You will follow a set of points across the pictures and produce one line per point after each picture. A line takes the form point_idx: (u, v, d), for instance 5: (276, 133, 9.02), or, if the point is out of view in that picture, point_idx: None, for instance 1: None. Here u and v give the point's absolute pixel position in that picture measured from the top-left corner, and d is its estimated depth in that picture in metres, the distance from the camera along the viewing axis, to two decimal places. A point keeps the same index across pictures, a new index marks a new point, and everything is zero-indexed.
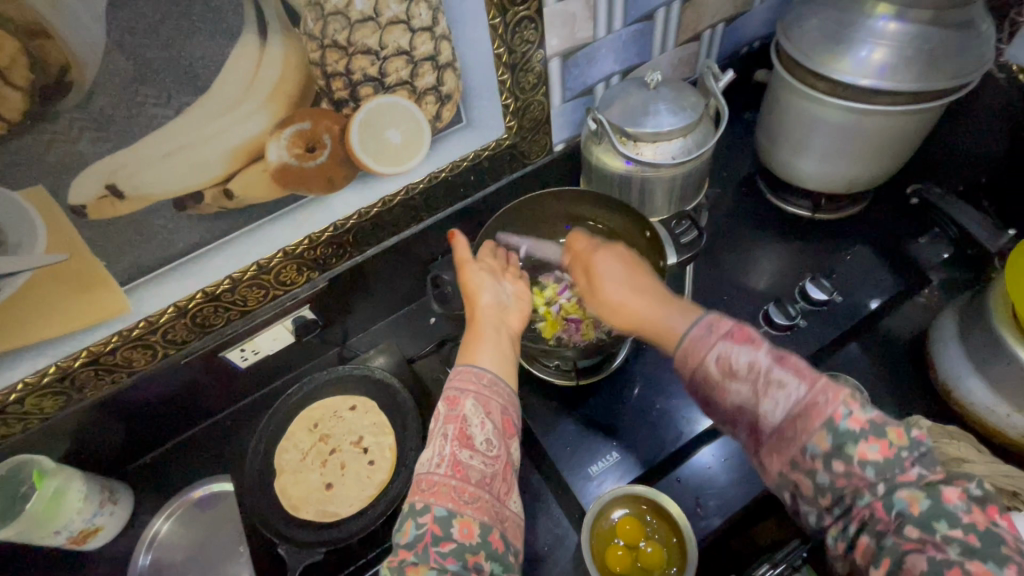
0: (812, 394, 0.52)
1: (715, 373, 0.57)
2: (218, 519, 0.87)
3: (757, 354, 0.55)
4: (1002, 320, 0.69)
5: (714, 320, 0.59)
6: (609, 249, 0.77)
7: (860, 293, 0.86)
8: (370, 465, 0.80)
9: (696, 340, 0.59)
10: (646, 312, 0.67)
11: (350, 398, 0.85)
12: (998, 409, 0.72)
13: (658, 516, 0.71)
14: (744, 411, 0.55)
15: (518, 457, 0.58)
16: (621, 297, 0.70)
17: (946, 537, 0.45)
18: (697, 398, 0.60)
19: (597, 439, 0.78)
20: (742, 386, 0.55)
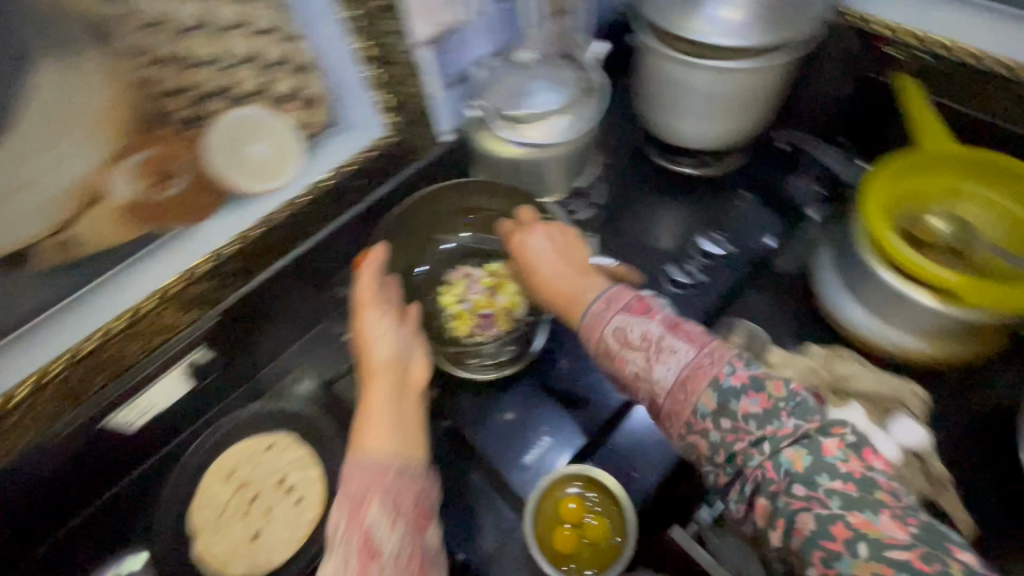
0: (699, 357, 0.56)
1: (613, 345, 0.60)
2: None
3: (650, 324, 0.59)
4: (863, 243, 0.75)
5: (619, 293, 0.63)
6: (535, 227, 0.75)
7: (749, 241, 0.93)
8: (298, 503, 0.74)
9: (597, 315, 0.62)
10: (560, 287, 0.69)
11: (267, 436, 0.79)
12: (874, 325, 0.79)
13: (598, 489, 0.72)
14: (641, 378, 0.58)
15: (434, 543, 0.55)
16: (541, 269, 0.71)
17: (828, 491, 0.48)
18: (604, 372, 0.63)
19: (527, 428, 0.78)
20: (638, 360, 0.58)
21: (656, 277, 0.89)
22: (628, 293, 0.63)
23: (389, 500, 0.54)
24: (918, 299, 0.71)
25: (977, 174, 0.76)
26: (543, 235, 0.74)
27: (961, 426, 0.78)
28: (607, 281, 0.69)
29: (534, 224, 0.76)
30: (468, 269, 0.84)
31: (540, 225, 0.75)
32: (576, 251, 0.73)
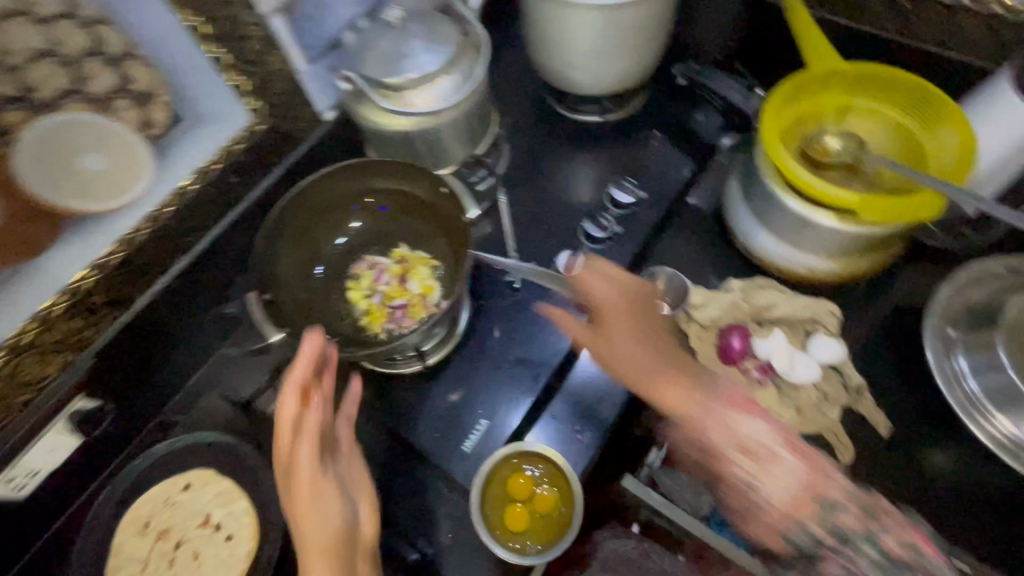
0: (810, 476, 0.59)
1: (717, 445, 0.64)
2: None
3: (759, 427, 0.64)
4: (768, 174, 0.75)
5: (728, 422, 0.64)
6: (620, 318, 0.72)
7: (661, 181, 0.90)
8: (228, 541, 0.68)
9: (699, 410, 0.66)
10: (647, 367, 0.69)
11: (181, 476, 0.72)
12: (784, 253, 0.81)
13: (544, 461, 0.71)
14: (748, 486, 0.61)
15: None
16: (623, 349, 0.71)
17: (862, 551, 0.55)
18: (698, 454, 0.66)
19: (461, 414, 0.74)
20: (750, 456, 0.62)
21: (573, 234, 0.86)
22: (733, 414, 0.65)
23: None
24: (824, 222, 0.72)
25: (865, 86, 0.76)
26: (620, 320, 0.73)
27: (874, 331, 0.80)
28: (723, 387, 0.68)
29: (606, 281, 0.74)
30: (374, 258, 0.76)
31: (629, 311, 0.73)
32: (658, 342, 0.72)
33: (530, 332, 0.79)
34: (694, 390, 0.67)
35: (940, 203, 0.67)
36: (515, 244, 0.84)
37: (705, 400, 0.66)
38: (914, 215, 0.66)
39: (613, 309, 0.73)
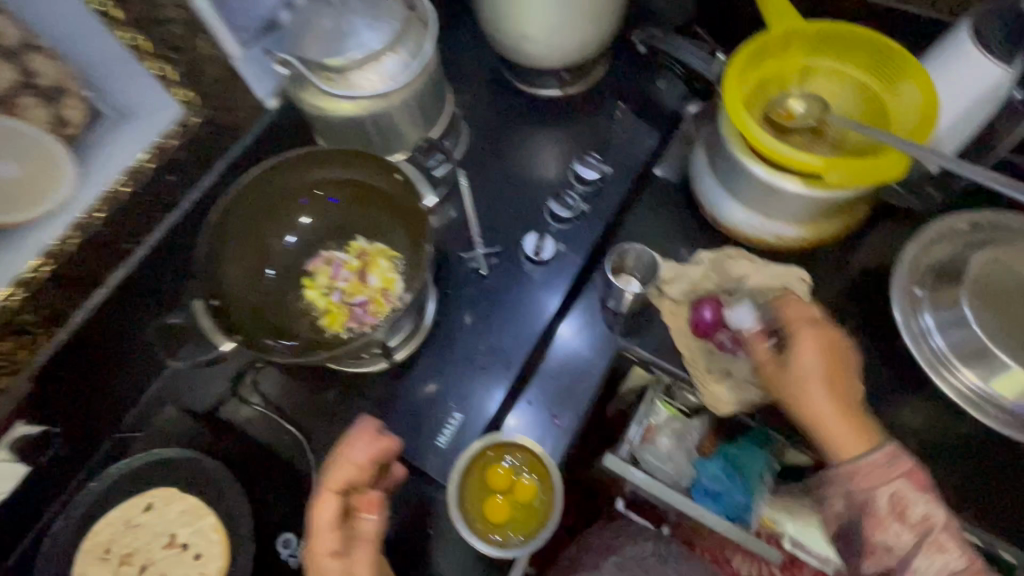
0: (968, 571, 0.58)
1: (883, 506, 0.62)
2: None
3: (932, 508, 0.61)
4: (732, 140, 0.73)
5: (902, 496, 0.61)
6: (812, 360, 0.67)
7: (626, 155, 0.88)
8: (196, 560, 0.65)
9: (878, 466, 0.62)
10: (830, 421, 0.65)
11: (141, 496, 0.67)
12: (753, 222, 0.79)
13: (523, 450, 0.70)
14: (891, 551, 0.61)
15: None
16: (812, 400, 0.66)
17: None
18: (841, 510, 0.65)
19: (433, 408, 0.72)
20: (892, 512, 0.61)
21: (539, 215, 0.83)
22: (912, 492, 0.61)
23: None
24: (789, 188, 0.70)
25: (825, 46, 0.75)
26: (812, 358, 0.67)
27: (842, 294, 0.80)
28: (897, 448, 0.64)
29: (815, 325, 0.69)
30: (330, 253, 0.72)
31: (825, 337, 0.69)
32: (843, 391, 0.67)
33: (500, 320, 0.76)
34: (881, 459, 0.62)
35: (905, 161, 0.65)
36: (479, 229, 0.81)
37: (883, 460, 0.62)
38: (880, 176, 0.65)
39: (805, 332, 0.69)
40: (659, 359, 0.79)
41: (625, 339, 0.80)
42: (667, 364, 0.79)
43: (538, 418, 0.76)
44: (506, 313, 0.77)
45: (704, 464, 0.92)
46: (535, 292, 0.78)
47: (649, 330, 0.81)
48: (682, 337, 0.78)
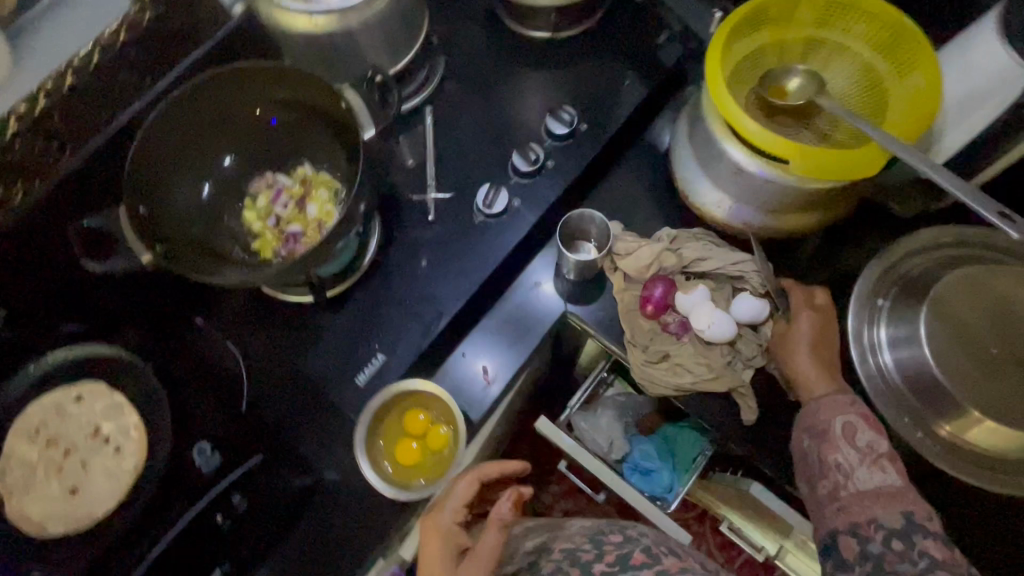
0: (906, 490, 0.55)
1: (835, 430, 0.60)
2: None
3: (879, 439, 0.59)
4: (710, 111, 0.68)
5: (853, 424, 0.60)
6: (802, 323, 0.69)
7: (606, 114, 0.82)
8: (117, 453, 0.67)
9: (835, 401, 0.62)
10: (808, 375, 0.66)
11: (71, 386, 0.68)
12: (720, 205, 0.74)
13: (446, 411, 0.71)
14: (839, 469, 0.58)
15: None
16: (798, 359, 0.67)
17: None
18: (798, 444, 0.63)
19: (359, 346, 0.73)
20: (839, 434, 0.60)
21: (502, 166, 0.79)
22: (864, 425, 0.60)
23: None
24: (763, 174, 0.65)
25: (830, 20, 0.67)
26: (808, 326, 0.69)
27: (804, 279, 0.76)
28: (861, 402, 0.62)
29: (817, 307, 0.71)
30: (274, 177, 0.73)
31: (823, 317, 0.71)
32: (829, 363, 0.67)
33: (445, 269, 0.75)
34: (842, 399, 0.62)
35: (880, 159, 0.60)
36: (435, 172, 0.78)
37: (844, 399, 0.62)
38: (843, 173, 0.60)
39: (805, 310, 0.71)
40: (599, 332, 0.78)
41: (569, 306, 0.78)
42: (608, 338, 0.77)
43: (466, 373, 0.76)
44: (454, 261, 0.75)
45: (640, 441, 0.96)
46: (483, 246, 0.76)
47: (598, 300, 0.78)
48: (627, 315, 0.76)
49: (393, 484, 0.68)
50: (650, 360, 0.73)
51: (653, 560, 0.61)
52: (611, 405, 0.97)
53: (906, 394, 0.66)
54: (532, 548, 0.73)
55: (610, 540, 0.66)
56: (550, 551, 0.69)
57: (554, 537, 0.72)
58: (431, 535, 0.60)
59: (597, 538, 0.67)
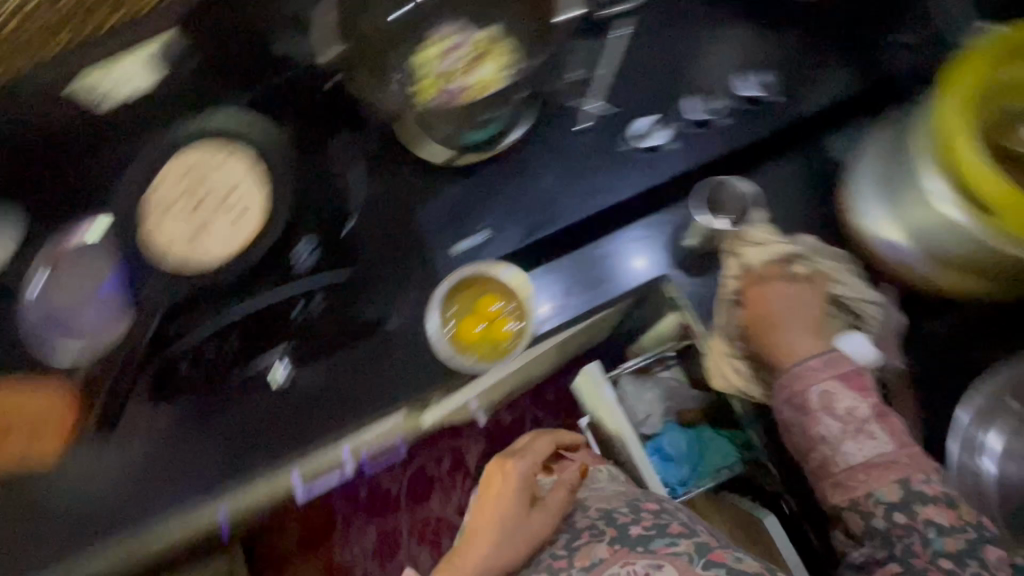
0: (897, 455, 0.59)
1: (813, 403, 0.61)
2: (84, 278, 0.71)
3: (860, 402, 0.60)
4: (926, 133, 0.59)
5: (830, 393, 0.61)
6: (782, 284, 0.68)
7: (802, 97, 0.75)
8: (239, 218, 0.71)
9: (810, 369, 0.62)
10: (777, 340, 0.66)
11: (222, 146, 0.72)
12: (886, 237, 0.67)
13: (516, 304, 0.72)
14: (826, 442, 0.60)
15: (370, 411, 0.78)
16: (777, 329, 0.67)
17: None
18: (780, 416, 0.64)
19: (470, 216, 0.75)
20: (811, 398, 0.61)
21: (671, 105, 0.75)
22: (843, 391, 0.61)
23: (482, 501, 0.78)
24: (957, 220, 0.57)
25: None
26: (783, 290, 0.69)
27: (930, 340, 0.70)
28: (842, 362, 0.63)
29: (779, 279, 0.69)
30: (458, 31, 0.73)
31: (783, 283, 0.69)
32: (781, 330, 0.67)
33: (576, 182, 0.74)
34: (815, 366, 0.62)
35: None
36: (608, 84, 0.75)
37: (814, 367, 0.62)
38: None
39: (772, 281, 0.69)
40: (693, 309, 0.75)
41: (674, 271, 0.76)
42: (698, 317, 0.75)
43: (546, 288, 0.76)
44: (587, 177, 0.74)
45: (673, 429, 0.94)
46: (620, 177, 0.74)
47: (704, 276, 0.75)
48: (723, 303, 0.72)
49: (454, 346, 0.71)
50: (732, 354, 0.70)
51: (690, 532, 0.66)
52: (662, 383, 0.96)
53: (983, 489, 0.63)
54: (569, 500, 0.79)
55: (647, 508, 0.71)
56: (589, 508, 0.75)
57: (591, 495, 0.77)
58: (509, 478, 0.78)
59: (635, 503, 0.73)
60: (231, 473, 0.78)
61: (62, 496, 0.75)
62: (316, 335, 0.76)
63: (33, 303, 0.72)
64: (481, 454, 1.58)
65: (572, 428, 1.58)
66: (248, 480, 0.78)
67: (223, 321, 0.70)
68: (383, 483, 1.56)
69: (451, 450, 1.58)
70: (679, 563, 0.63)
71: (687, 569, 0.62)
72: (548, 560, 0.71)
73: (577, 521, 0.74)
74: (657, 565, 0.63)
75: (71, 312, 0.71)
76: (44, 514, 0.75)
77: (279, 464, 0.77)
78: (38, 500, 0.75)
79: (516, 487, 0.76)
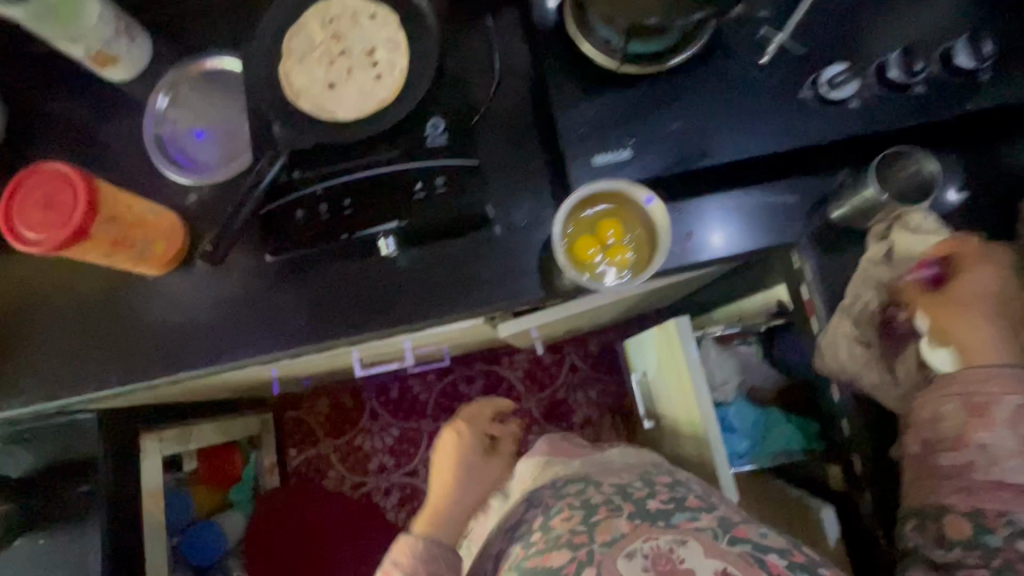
0: None
1: (988, 412, 0.55)
2: (218, 101, 0.79)
3: None
4: None
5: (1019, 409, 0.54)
6: (992, 273, 0.59)
7: (1018, 78, 0.66)
8: (376, 79, 0.69)
9: (997, 377, 0.55)
10: (969, 335, 0.58)
11: (372, 4, 0.72)
12: None
13: (640, 238, 0.69)
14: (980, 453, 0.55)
15: (454, 310, 0.76)
16: (970, 321, 0.58)
17: None
18: (927, 415, 0.59)
19: (614, 128, 0.68)
20: (956, 409, 0.57)
21: (866, 60, 0.67)
22: None
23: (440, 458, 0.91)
24: None
25: None
26: (992, 281, 0.59)
27: None
28: None
29: (988, 266, 0.59)
30: None
31: (993, 274, 0.59)
32: (975, 319, 0.58)
33: (739, 117, 0.67)
34: (1003, 376, 0.55)
35: None
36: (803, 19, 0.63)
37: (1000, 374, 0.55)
38: None
39: (979, 267, 0.59)
40: (815, 284, 0.71)
41: (806, 244, 0.71)
42: (817, 292, 0.71)
43: (693, 216, 0.72)
44: (752, 117, 0.67)
45: (742, 404, 0.91)
46: (788, 127, 0.67)
47: (835, 253, 0.71)
48: (863, 283, 0.67)
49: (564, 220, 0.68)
50: (852, 336, 0.67)
51: (709, 508, 0.62)
52: (740, 356, 0.94)
53: None
54: (577, 475, 0.73)
55: (661, 483, 0.67)
56: (600, 483, 0.67)
57: (598, 471, 0.73)
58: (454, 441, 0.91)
59: (648, 479, 0.68)
60: (305, 335, 0.77)
61: (158, 310, 0.79)
62: (416, 219, 0.72)
63: (153, 123, 0.79)
64: (512, 385, 1.60)
65: (608, 383, 1.58)
66: (323, 345, 0.77)
67: (345, 178, 0.70)
68: (414, 388, 1.61)
69: (484, 374, 1.61)
70: (703, 538, 0.56)
71: (711, 545, 0.56)
72: (561, 535, 0.60)
73: (590, 499, 0.64)
74: (682, 541, 0.56)
75: (196, 141, 0.79)
76: (140, 322, 0.79)
77: (357, 336, 0.77)
78: (137, 306, 0.79)
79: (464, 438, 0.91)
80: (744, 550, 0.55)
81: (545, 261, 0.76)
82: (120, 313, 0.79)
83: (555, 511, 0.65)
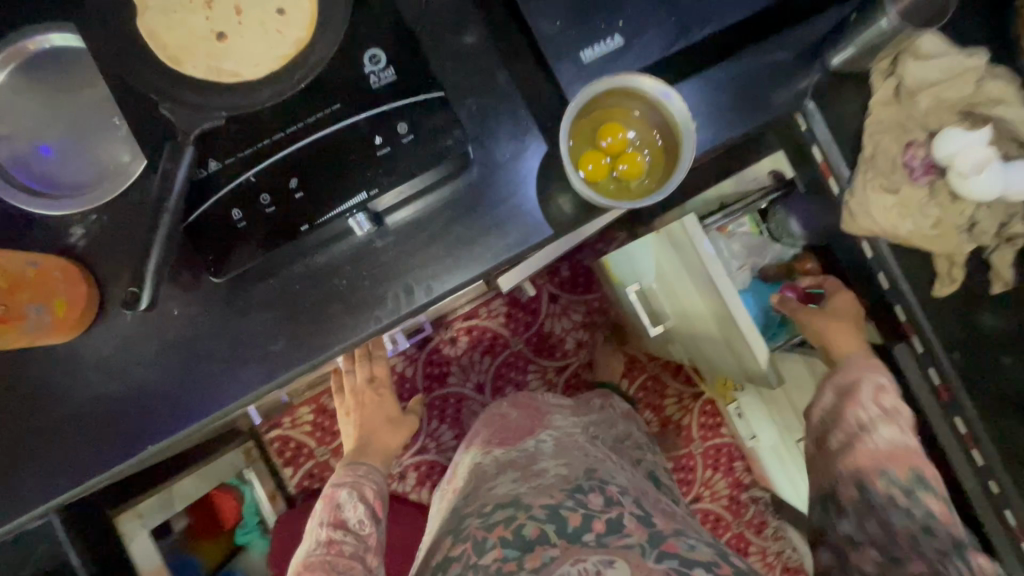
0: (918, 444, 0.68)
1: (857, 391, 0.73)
2: (67, 91, 0.59)
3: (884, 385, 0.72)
4: None
5: (881, 389, 0.72)
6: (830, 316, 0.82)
7: None
8: (279, 17, 0.55)
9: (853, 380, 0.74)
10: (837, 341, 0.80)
11: None
12: None
13: (654, 138, 0.60)
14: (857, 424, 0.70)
15: (450, 285, 0.64)
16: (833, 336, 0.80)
17: None
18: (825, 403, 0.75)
19: (597, 11, 0.58)
20: (844, 390, 0.74)
21: None
22: (889, 392, 0.71)
23: (350, 427, 1.00)
24: None
25: None
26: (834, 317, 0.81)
27: None
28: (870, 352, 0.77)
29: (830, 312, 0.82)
30: None
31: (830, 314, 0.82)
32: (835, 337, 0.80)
33: None
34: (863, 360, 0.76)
35: None
36: None
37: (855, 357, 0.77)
38: None
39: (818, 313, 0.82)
40: (831, 142, 0.66)
41: (812, 101, 0.65)
42: (836, 150, 0.66)
43: (713, 87, 0.63)
44: None
45: (757, 285, 0.97)
46: None
47: (840, 109, 0.65)
48: (880, 131, 0.64)
49: (574, 117, 0.59)
50: (887, 187, 0.64)
51: (643, 523, 0.62)
52: (741, 240, 0.96)
53: None
54: (506, 497, 0.66)
55: (597, 491, 0.65)
56: (531, 506, 0.63)
57: (530, 489, 0.67)
58: (356, 390, 1.00)
59: (581, 491, 0.65)
60: (267, 373, 0.63)
61: (92, 383, 0.62)
62: (383, 182, 0.58)
63: None
64: (496, 333, 1.52)
65: (597, 302, 1.54)
66: (317, 363, 0.64)
67: (286, 150, 0.57)
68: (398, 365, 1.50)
69: (467, 331, 1.52)
70: (632, 557, 0.57)
71: (639, 563, 0.57)
72: (491, 565, 0.59)
73: (522, 529, 0.61)
74: (610, 562, 0.56)
75: (57, 154, 0.59)
76: (71, 406, 0.62)
77: (339, 348, 0.64)
78: (61, 386, 0.61)
79: (362, 387, 1.01)
80: (670, 567, 0.56)
81: (546, 192, 0.64)
82: (13, 402, 0.61)
83: (489, 546, 0.60)
